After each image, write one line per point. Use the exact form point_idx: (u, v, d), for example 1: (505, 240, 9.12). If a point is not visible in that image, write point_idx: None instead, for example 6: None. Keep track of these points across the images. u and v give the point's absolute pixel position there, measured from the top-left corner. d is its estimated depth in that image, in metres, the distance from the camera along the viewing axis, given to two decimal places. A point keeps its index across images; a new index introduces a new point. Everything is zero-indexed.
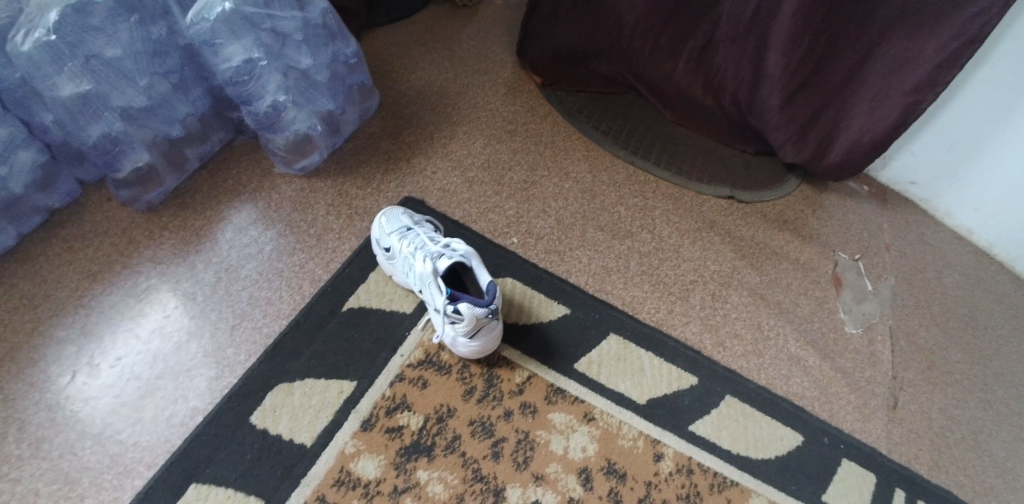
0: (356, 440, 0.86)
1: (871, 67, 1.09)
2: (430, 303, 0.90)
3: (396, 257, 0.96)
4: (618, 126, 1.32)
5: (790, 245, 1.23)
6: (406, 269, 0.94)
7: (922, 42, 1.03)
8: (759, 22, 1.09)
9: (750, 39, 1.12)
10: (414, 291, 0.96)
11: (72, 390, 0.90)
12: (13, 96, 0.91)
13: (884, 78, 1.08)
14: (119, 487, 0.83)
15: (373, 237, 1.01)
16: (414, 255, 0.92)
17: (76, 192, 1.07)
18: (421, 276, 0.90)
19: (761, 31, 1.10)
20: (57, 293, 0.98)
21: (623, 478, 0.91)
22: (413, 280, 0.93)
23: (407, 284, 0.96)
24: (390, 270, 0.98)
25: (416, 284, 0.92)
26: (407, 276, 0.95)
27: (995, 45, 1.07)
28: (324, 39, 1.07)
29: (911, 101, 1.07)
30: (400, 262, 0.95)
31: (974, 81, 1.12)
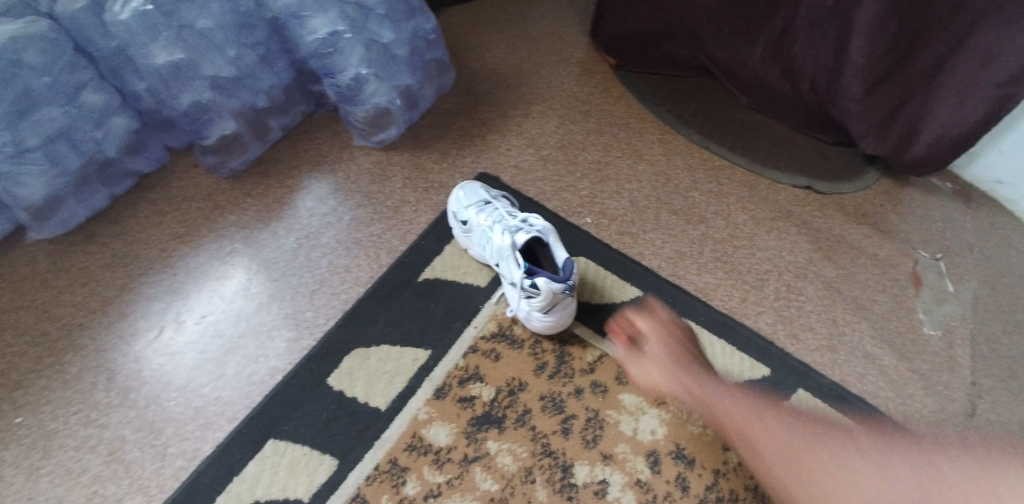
0: (429, 407, 0.88)
1: (963, 57, 1.02)
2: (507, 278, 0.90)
3: (473, 230, 0.96)
4: (693, 110, 1.29)
5: (869, 239, 1.18)
6: (484, 243, 0.94)
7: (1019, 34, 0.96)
8: (841, 9, 1.03)
9: (831, 27, 1.06)
10: (490, 264, 0.97)
11: (160, 344, 0.94)
12: (109, 64, 0.96)
13: (976, 69, 1.01)
14: (200, 438, 0.87)
15: (449, 212, 1.02)
16: (493, 228, 0.92)
17: (165, 157, 1.11)
18: (499, 250, 0.90)
19: (843, 19, 1.04)
20: (145, 252, 1.02)
21: (691, 464, 0.89)
22: (490, 254, 0.93)
23: (484, 259, 0.96)
24: (466, 243, 0.99)
25: (493, 259, 0.93)
26: (483, 249, 0.96)
27: None
28: (405, 15, 1.08)
29: (1005, 94, 1.01)
30: (477, 236, 0.95)
31: None
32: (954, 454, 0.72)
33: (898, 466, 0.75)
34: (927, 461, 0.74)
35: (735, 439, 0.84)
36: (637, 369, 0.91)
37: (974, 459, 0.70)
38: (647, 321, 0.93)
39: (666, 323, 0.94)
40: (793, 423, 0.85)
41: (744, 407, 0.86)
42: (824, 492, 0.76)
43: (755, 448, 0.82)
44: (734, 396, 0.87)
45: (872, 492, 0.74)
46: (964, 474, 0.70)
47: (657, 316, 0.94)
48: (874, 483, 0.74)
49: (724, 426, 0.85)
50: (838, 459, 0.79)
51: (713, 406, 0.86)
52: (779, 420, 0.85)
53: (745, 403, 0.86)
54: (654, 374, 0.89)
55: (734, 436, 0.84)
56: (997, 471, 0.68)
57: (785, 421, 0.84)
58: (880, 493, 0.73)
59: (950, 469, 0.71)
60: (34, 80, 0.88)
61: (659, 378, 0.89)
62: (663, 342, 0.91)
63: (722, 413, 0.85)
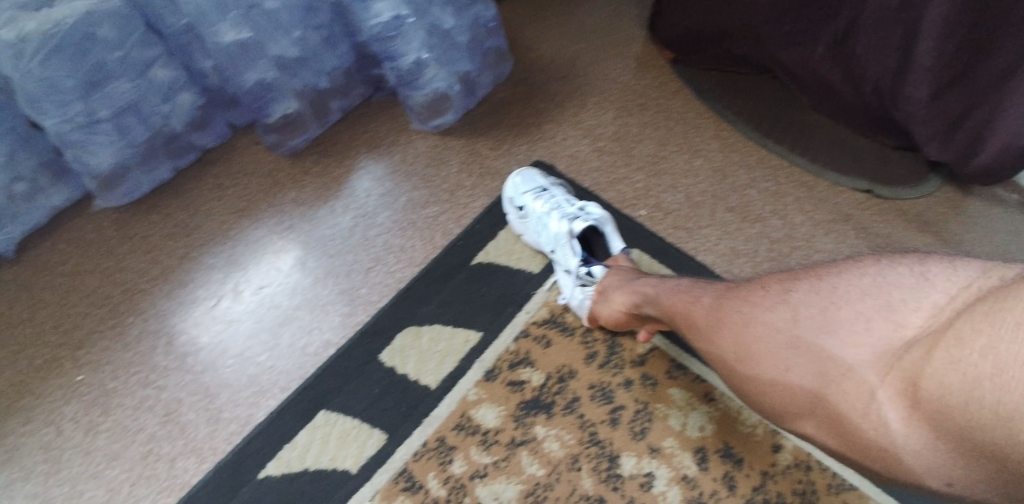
0: (479, 389, 0.88)
1: None
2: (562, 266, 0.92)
3: (529, 216, 0.97)
4: (751, 108, 1.27)
5: (930, 247, 1.15)
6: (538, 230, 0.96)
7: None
8: (911, 7, 1.00)
9: (898, 26, 1.03)
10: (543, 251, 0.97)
11: (218, 311, 0.97)
12: (178, 41, 0.99)
13: None
14: (254, 405, 0.89)
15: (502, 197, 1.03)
16: (550, 215, 0.93)
17: (228, 134, 1.15)
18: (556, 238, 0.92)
19: (913, 18, 1.01)
20: (206, 223, 1.05)
21: (739, 464, 0.87)
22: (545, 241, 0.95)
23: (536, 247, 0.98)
24: (520, 229, 0.99)
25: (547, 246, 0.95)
26: (537, 235, 0.96)
27: None
28: (466, 2, 1.09)
29: None
30: (532, 222, 0.96)
31: None
32: (856, 262, 0.65)
33: (805, 301, 0.66)
34: (825, 288, 0.65)
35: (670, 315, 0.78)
36: (607, 316, 0.87)
37: (862, 276, 0.63)
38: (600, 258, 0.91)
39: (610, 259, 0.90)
40: (693, 286, 0.78)
41: (682, 291, 0.78)
42: (742, 345, 0.69)
43: (692, 325, 0.75)
44: (670, 288, 0.80)
45: (804, 332, 0.64)
46: (864, 314, 0.61)
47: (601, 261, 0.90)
48: (784, 314, 0.67)
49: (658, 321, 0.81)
50: (765, 293, 0.70)
51: (656, 302, 0.80)
52: (697, 290, 0.77)
53: (680, 287, 0.79)
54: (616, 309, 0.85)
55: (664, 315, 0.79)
56: (932, 278, 0.59)
57: (690, 286, 0.78)
58: (780, 339, 0.66)
59: (848, 292, 0.63)
60: (106, 55, 0.91)
61: (624, 315, 0.85)
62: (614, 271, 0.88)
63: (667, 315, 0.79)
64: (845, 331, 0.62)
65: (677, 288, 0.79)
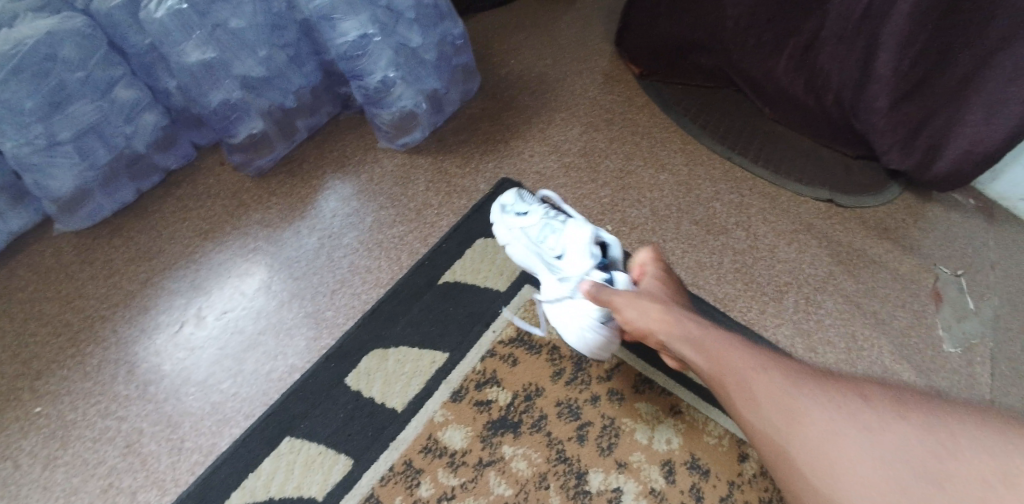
0: (446, 410, 0.88)
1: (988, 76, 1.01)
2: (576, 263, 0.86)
3: (532, 223, 0.94)
4: (715, 120, 1.29)
5: (890, 254, 1.18)
6: (556, 231, 0.92)
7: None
8: (869, 21, 1.03)
9: (858, 39, 1.05)
10: (538, 258, 0.92)
11: (180, 338, 0.95)
12: (141, 60, 0.98)
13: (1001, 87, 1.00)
14: (217, 433, 0.88)
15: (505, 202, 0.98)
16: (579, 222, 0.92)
17: (192, 155, 1.13)
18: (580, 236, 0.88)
19: (871, 31, 1.03)
20: (169, 247, 1.04)
21: (706, 475, 0.88)
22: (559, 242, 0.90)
23: (540, 248, 0.92)
24: (514, 236, 0.94)
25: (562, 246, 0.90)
26: (541, 241, 0.92)
27: None
28: (434, 19, 1.10)
29: None
30: (550, 224, 0.93)
31: None
32: (980, 416, 0.60)
33: (915, 438, 0.60)
34: (929, 428, 0.60)
35: (740, 388, 0.67)
36: (631, 303, 0.77)
37: (976, 430, 0.59)
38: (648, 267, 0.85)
39: (663, 270, 0.84)
40: (767, 359, 0.69)
41: (757, 367, 0.68)
42: (827, 452, 0.62)
43: (766, 410, 0.65)
44: (743, 352, 0.69)
45: (916, 479, 0.58)
46: (979, 471, 0.57)
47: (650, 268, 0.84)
48: (889, 443, 0.60)
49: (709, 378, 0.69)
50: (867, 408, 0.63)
51: (723, 368, 0.69)
52: (773, 370, 0.68)
53: (757, 357, 0.69)
54: (650, 304, 0.76)
55: (728, 381, 0.68)
56: None
57: (767, 364, 0.68)
58: (874, 467, 0.60)
59: (974, 450, 0.58)
60: (68, 75, 0.90)
61: (652, 314, 0.75)
62: (663, 284, 0.81)
63: (728, 375, 0.68)
64: (950, 481, 0.58)
65: (752, 355, 0.69)
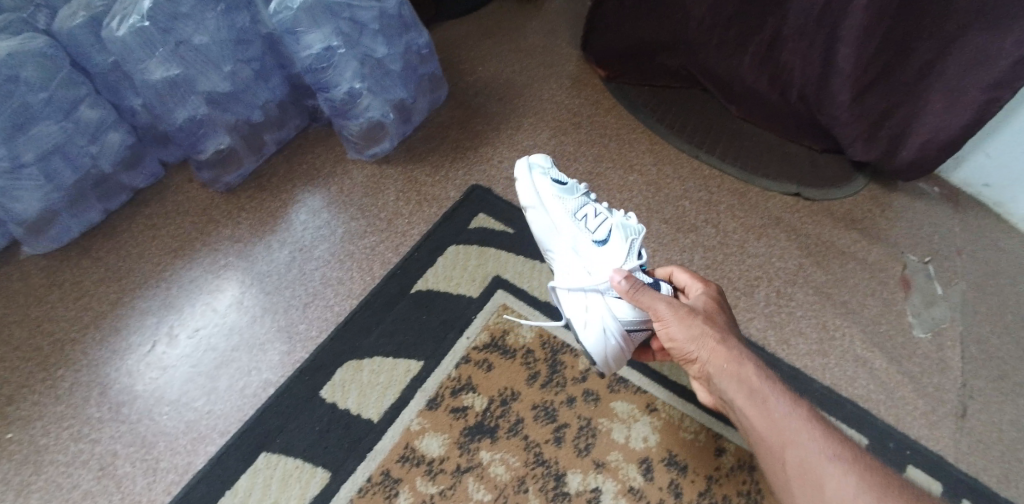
0: (422, 419, 0.88)
1: (946, 66, 1.03)
2: (615, 253, 0.84)
3: (572, 195, 0.90)
4: (682, 119, 1.30)
5: (858, 245, 1.20)
6: (595, 214, 0.88)
7: (1000, 37, 0.97)
8: (829, 18, 1.06)
9: (818, 37, 1.09)
10: (569, 230, 0.88)
11: (152, 358, 0.94)
12: (105, 79, 0.98)
13: (959, 75, 1.02)
14: (193, 452, 0.87)
15: (533, 161, 0.92)
16: (618, 213, 0.90)
17: (160, 172, 1.12)
18: (622, 225, 0.87)
19: (830, 28, 1.07)
20: (139, 266, 1.03)
21: (684, 470, 0.89)
22: (597, 226, 0.87)
23: (576, 225, 0.88)
24: (548, 199, 0.89)
25: (601, 231, 0.87)
26: (576, 215, 0.88)
27: None
28: (399, 29, 1.11)
29: (987, 98, 1.02)
30: (589, 204, 0.89)
31: None
32: None
33: None
34: None
35: (798, 460, 0.66)
36: (680, 318, 0.74)
37: None
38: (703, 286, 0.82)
39: (720, 292, 0.81)
40: (844, 454, 0.65)
41: (827, 455, 0.65)
42: None
43: (821, 491, 0.64)
44: (817, 435, 0.67)
45: None
46: None
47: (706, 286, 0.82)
48: None
49: (767, 440, 0.69)
50: None
51: (788, 438, 0.67)
52: (849, 466, 0.64)
53: (832, 444, 0.66)
54: (703, 326, 0.74)
55: (788, 450, 0.67)
56: None
57: (842, 455, 0.65)
58: None
59: None
60: (31, 96, 0.90)
61: (701, 337, 0.73)
62: (719, 309, 0.78)
63: (789, 445, 0.67)
64: None
65: (827, 441, 0.66)
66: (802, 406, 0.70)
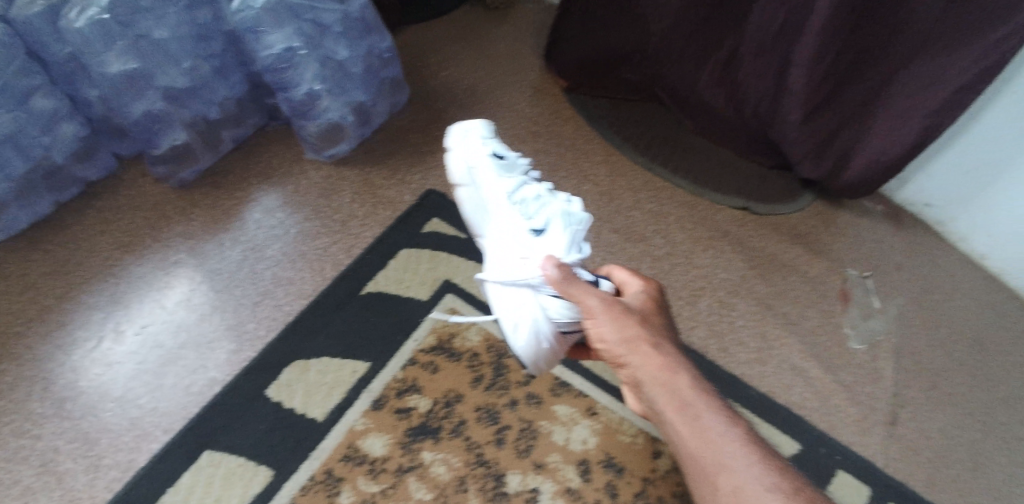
0: (366, 419, 0.90)
1: (894, 89, 1.08)
2: (555, 241, 0.84)
3: (512, 173, 0.91)
4: (638, 132, 1.34)
5: (800, 258, 1.26)
6: (535, 197, 0.88)
7: (946, 65, 1.02)
8: (784, 38, 1.10)
9: (774, 55, 1.12)
10: (506, 211, 0.88)
11: (97, 354, 0.94)
12: (61, 69, 0.96)
13: (906, 99, 1.07)
14: (136, 449, 0.87)
15: (474, 134, 0.95)
16: (558, 197, 0.89)
17: (113, 166, 1.11)
18: (563, 213, 0.86)
19: (785, 48, 1.11)
20: (88, 260, 1.02)
21: (621, 472, 0.92)
22: (535, 211, 0.87)
23: (515, 208, 0.88)
24: (488, 178, 0.91)
25: (540, 216, 0.87)
26: (515, 195, 0.89)
27: (1016, 75, 1.08)
28: (361, 33, 1.12)
29: (933, 122, 1.06)
30: (529, 187, 0.89)
31: (991, 113, 1.13)
32: None
33: None
34: None
35: (731, 487, 0.66)
36: (613, 316, 0.76)
37: None
38: (641, 285, 0.84)
39: (656, 294, 0.83)
40: (781, 486, 0.65)
41: (763, 486, 0.65)
42: None
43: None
44: (753, 465, 0.67)
45: None
46: None
47: (642, 285, 0.84)
48: None
49: (703, 468, 0.68)
50: None
51: (722, 464, 0.67)
52: (785, 499, 0.64)
53: (768, 475, 0.66)
54: (635, 328, 0.76)
55: (722, 477, 0.67)
56: None
57: (778, 487, 0.65)
58: None
59: None
60: None
61: (633, 339, 0.75)
62: (654, 312, 0.81)
63: (723, 471, 0.67)
64: None
65: (764, 471, 0.66)
66: (739, 432, 0.70)
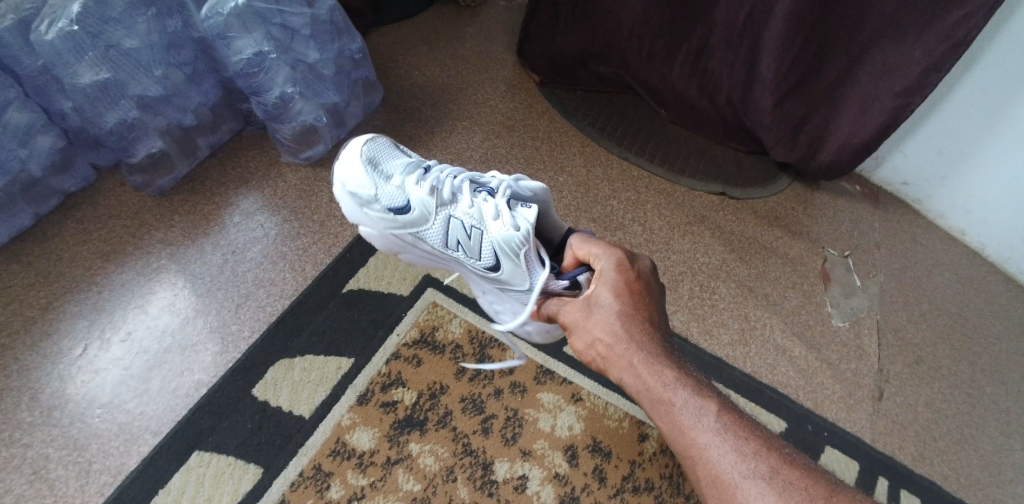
0: (353, 413, 0.91)
1: (861, 71, 1.10)
2: (514, 277, 0.85)
3: (429, 223, 0.88)
4: (613, 122, 1.36)
5: (779, 240, 1.27)
6: (469, 237, 0.87)
7: (910, 46, 1.04)
8: (752, 26, 1.11)
9: (743, 43, 1.14)
10: (459, 258, 0.90)
11: (84, 361, 0.94)
12: (35, 82, 0.96)
13: (873, 81, 1.10)
14: (125, 453, 0.87)
15: (359, 195, 0.88)
16: (487, 221, 0.85)
17: (91, 177, 1.11)
18: (501, 246, 0.84)
19: (754, 35, 1.13)
20: (69, 270, 1.02)
21: (608, 456, 0.94)
22: (478, 249, 0.87)
23: (463, 255, 0.89)
24: (416, 238, 0.90)
25: (486, 255, 0.86)
26: (453, 241, 0.88)
27: (982, 52, 1.10)
28: (332, 35, 1.13)
29: (902, 102, 1.08)
30: (456, 227, 0.87)
31: (959, 91, 1.15)
32: None
33: None
34: None
35: (710, 473, 0.68)
36: (577, 327, 0.78)
37: None
38: (608, 264, 0.78)
39: (622, 273, 0.76)
40: (760, 471, 0.66)
41: (743, 474, 0.66)
42: None
43: None
44: (731, 451, 0.68)
45: None
46: None
47: (608, 268, 0.77)
48: None
49: (684, 453, 0.70)
50: None
51: (699, 453, 0.69)
52: (765, 485, 0.65)
53: (745, 461, 0.67)
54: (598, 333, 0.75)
55: (701, 463, 0.69)
56: None
57: (757, 473, 0.66)
58: None
59: None
60: None
61: (596, 345, 0.76)
62: (621, 296, 0.75)
63: (701, 463, 0.69)
64: None
65: (740, 456, 0.67)
66: (713, 418, 0.70)
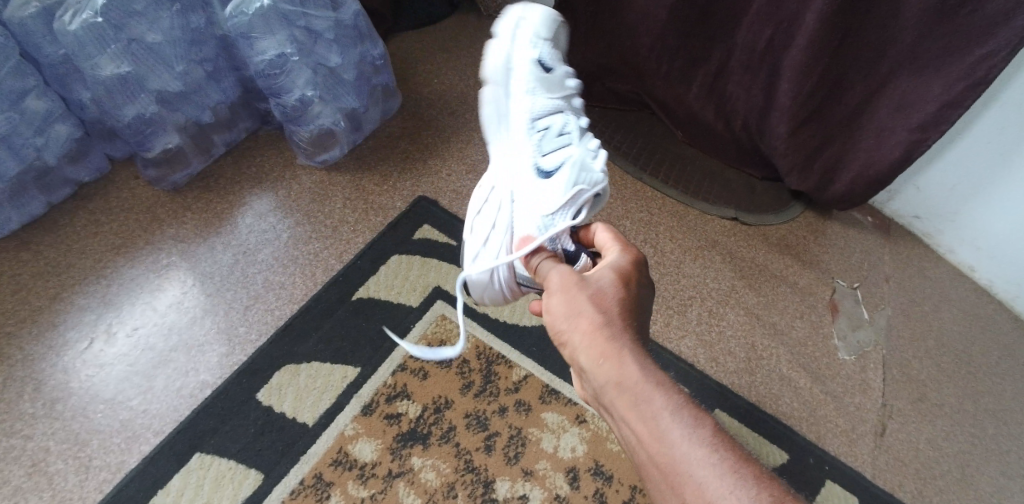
0: (356, 424, 0.91)
1: (880, 103, 1.09)
2: (551, 192, 0.79)
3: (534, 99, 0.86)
4: (630, 141, 1.36)
5: (790, 269, 1.27)
6: (547, 136, 0.85)
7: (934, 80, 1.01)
8: (773, 51, 1.11)
9: (762, 68, 1.14)
10: (523, 136, 0.85)
11: (88, 355, 0.94)
12: (55, 71, 0.96)
13: (892, 113, 1.08)
14: (126, 451, 0.87)
15: (512, 31, 0.86)
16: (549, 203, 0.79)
17: (105, 168, 1.11)
18: (574, 166, 0.81)
19: (773, 62, 1.12)
20: (79, 262, 1.02)
21: (609, 480, 0.92)
22: (551, 149, 0.84)
23: (530, 140, 0.85)
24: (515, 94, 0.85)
25: (552, 159, 0.83)
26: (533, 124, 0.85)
27: (989, 107, 1.11)
28: (354, 39, 1.12)
29: (915, 137, 1.06)
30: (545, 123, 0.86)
31: (968, 140, 1.16)
32: None
33: None
34: None
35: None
36: (562, 289, 0.65)
37: None
38: (620, 254, 0.68)
39: (632, 270, 0.66)
40: None
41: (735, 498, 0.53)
42: None
43: None
44: (726, 474, 0.54)
45: None
46: None
47: (620, 257, 0.68)
48: None
49: None
50: None
51: (680, 478, 0.55)
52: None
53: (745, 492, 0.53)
54: (588, 306, 0.63)
55: (684, 492, 0.55)
56: None
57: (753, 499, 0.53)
58: None
59: None
60: None
61: (582, 316, 0.62)
62: (624, 286, 0.65)
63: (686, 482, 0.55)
64: None
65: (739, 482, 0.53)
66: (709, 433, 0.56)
